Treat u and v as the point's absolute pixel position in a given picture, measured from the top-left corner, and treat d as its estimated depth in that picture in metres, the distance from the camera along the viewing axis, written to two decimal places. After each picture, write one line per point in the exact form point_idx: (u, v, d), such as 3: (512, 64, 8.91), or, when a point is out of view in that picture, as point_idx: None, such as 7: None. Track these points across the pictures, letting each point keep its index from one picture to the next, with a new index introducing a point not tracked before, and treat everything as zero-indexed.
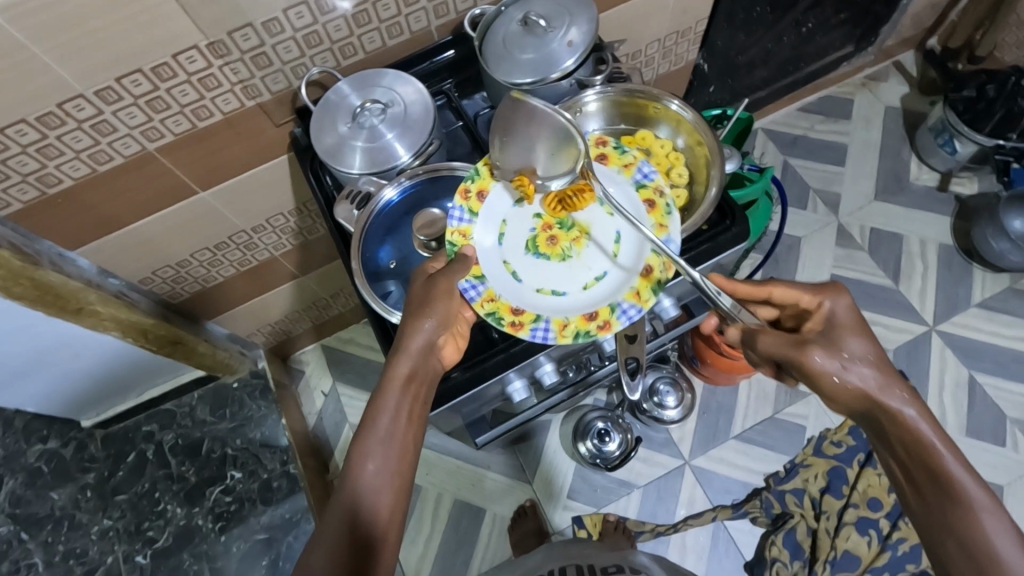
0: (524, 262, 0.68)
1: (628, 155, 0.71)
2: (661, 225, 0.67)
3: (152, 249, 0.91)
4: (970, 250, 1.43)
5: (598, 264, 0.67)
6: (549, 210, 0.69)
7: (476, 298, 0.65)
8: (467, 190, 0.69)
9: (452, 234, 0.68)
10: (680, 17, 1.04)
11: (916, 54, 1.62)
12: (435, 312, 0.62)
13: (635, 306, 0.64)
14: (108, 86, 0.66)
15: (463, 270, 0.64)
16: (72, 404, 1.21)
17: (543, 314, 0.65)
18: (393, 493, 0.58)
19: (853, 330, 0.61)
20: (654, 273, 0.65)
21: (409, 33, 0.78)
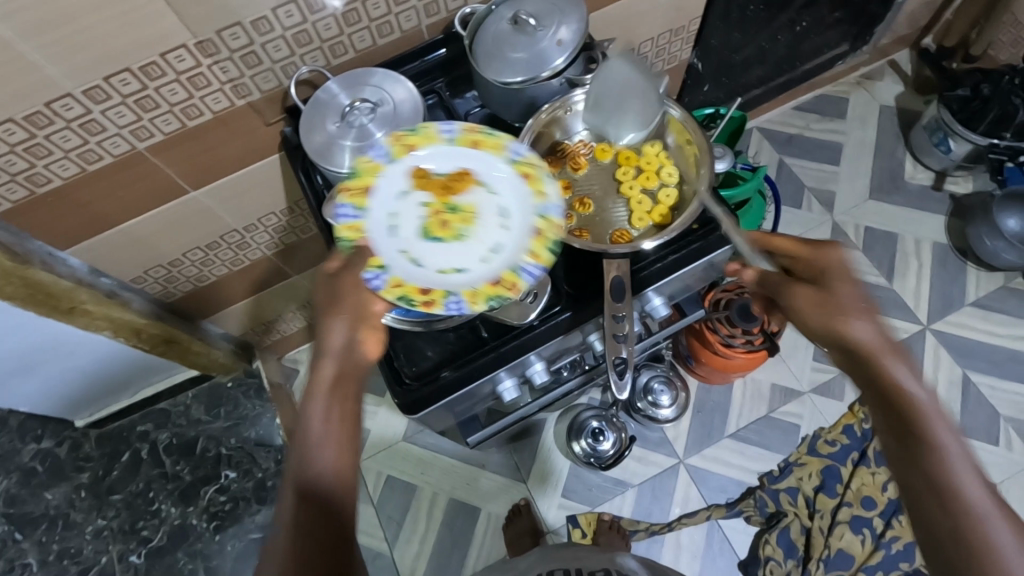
0: (420, 247, 0.65)
1: (493, 136, 0.67)
2: (540, 194, 0.66)
3: (144, 248, 0.91)
4: (964, 249, 1.44)
5: (492, 237, 0.65)
6: (435, 196, 0.66)
7: (382, 286, 0.63)
8: (348, 187, 0.65)
9: (341, 229, 0.64)
10: (673, 16, 1.04)
11: (912, 52, 1.62)
12: (344, 309, 0.60)
13: (538, 266, 0.64)
14: (97, 85, 0.66)
15: (361, 261, 0.62)
16: (66, 403, 1.20)
17: (452, 290, 0.64)
18: (336, 501, 0.53)
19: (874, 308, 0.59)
20: (546, 235, 0.65)
21: (400, 32, 0.78)
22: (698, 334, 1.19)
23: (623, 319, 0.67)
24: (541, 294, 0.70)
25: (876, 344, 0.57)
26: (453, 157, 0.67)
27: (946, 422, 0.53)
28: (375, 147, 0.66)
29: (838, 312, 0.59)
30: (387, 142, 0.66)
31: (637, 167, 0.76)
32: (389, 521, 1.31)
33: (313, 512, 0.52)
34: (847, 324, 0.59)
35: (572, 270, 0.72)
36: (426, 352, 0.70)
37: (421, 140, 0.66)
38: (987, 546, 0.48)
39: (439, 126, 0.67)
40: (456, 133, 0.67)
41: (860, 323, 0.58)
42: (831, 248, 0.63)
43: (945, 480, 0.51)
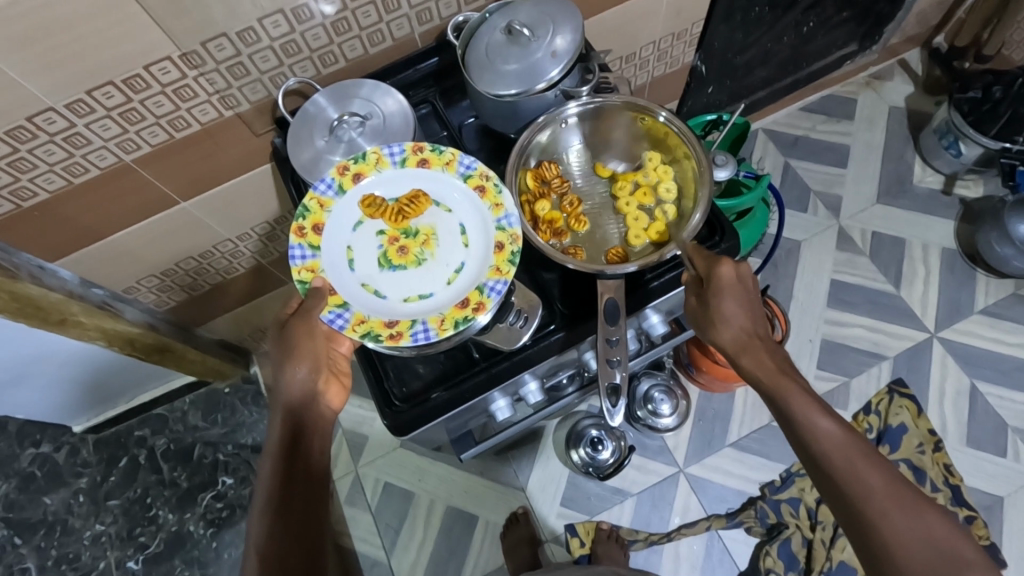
0: (383, 277, 0.65)
1: (446, 152, 0.68)
2: (496, 205, 0.66)
3: (135, 259, 0.89)
4: (974, 255, 1.41)
5: (453, 258, 0.66)
6: (390, 223, 0.67)
7: (345, 326, 0.62)
8: (301, 227, 0.65)
9: (300, 272, 0.64)
10: (675, 19, 1.01)
11: (922, 52, 1.58)
12: (304, 355, 0.64)
13: (501, 281, 0.63)
14: (79, 99, 0.64)
15: (319, 303, 0.62)
16: (63, 410, 1.20)
17: (417, 318, 0.62)
18: (300, 538, 0.58)
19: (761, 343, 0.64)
20: (506, 247, 0.64)
21: (391, 40, 0.76)
22: (699, 343, 1.18)
23: (617, 341, 0.65)
24: (533, 318, 0.66)
25: (744, 346, 0.64)
26: (403, 181, 0.68)
27: (815, 410, 0.60)
28: (325, 183, 0.67)
29: (711, 323, 0.64)
30: (336, 177, 0.67)
31: (635, 181, 0.75)
32: (386, 528, 1.30)
33: (281, 554, 0.56)
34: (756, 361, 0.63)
35: (567, 288, 0.71)
36: (417, 370, 0.69)
37: (371, 167, 0.67)
38: (880, 523, 0.55)
39: (384, 149, 0.68)
40: (403, 156, 0.68)
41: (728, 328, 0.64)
42: (715, 264, 0.63)
43: (826, 465, 0.58)
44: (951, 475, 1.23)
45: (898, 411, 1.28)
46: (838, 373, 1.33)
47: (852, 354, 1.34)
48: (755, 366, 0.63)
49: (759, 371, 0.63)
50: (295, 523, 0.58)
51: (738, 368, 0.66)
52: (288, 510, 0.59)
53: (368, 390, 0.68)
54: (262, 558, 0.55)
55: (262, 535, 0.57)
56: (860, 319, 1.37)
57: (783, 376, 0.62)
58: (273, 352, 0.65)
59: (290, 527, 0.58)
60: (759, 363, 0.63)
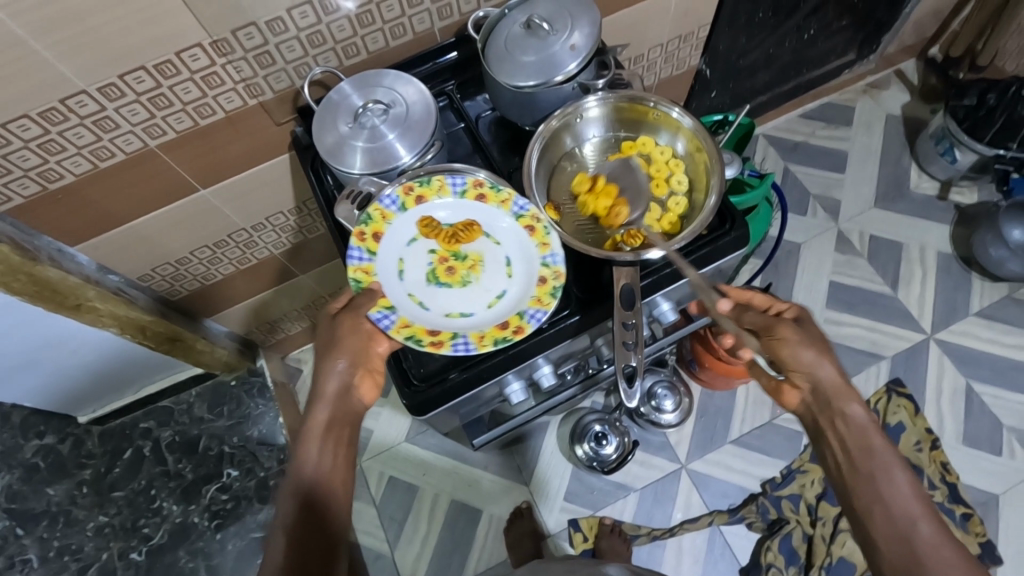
0: (430, 292, 0.69)
1: (503, 192, 0.70)
2: (543, 244, 0.69)
3: (153, 246, 0.91)
4: (969, 258, 1.44)
5: (496, 285, 0.69)
6: (443, 246, 0.70)
7: (390, 327, 0.66)
8: (362, 232, 0.68)
9: (354, 271, 0.68)
10: (681, 23, 1.04)
11: (918, 62, 1.62)
12: (345, 352, 0.67)
13: (540, 311, 0.67)
14: (111, 83, 0.66)
15: (369, 302, 0.66)
16: (70, 399, 1.20)
17: (458, 332, 0.67)
18: (322, 524, 0.61)
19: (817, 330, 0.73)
20: (547, 282, 0.67)
21: (412, 34, 0.79)
22: (702, 339, 1.20)
23: (633, 326, 0.67)
24: (554, 297, 0.69)
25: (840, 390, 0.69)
26: (459, 210, 0.71)
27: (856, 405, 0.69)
28: (389, 199, 0.70)
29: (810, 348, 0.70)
30: (400, 194, 0.70)
31: (647, 174, 0.75)
32: (390, 521, 1.31)
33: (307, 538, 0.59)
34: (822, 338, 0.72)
35: (582, 275, 0.73)
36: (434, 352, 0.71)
37: (432, 193, 0.71)
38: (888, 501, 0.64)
39: (449, 178, 0.71)
40: (463, 187, 0.71)
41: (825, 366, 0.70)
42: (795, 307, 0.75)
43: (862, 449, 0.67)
44: (948, 473, 1.26)
45: (896, 410, 1.30)
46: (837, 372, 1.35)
47: (850, 353, 1.36)
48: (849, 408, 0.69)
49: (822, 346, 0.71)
50: (321, 516, 0.61)
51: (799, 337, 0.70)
52: (315, 499, 0.62)
53: (388, 371, 0.70)
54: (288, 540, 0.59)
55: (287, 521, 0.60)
56: (859, 319, 1.39)
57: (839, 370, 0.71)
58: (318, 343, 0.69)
59: (317, 514, 0.61)
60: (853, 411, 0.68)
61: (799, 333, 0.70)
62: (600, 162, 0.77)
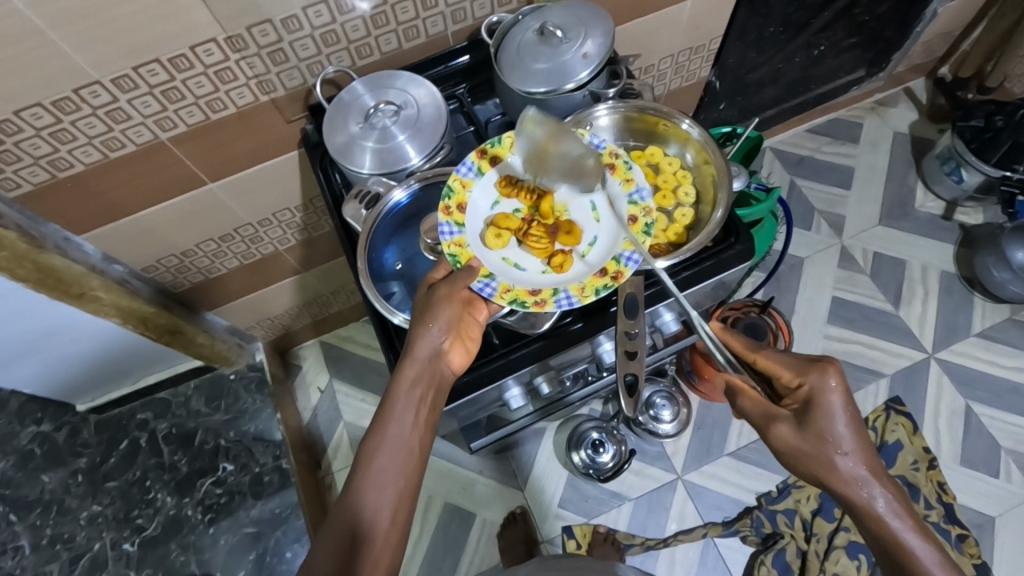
0: (521, 253, 0.68)
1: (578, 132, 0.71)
2: (627, 180, 0.70)
3: (159, 238, 0.91)
4: (971, 279, 1.44)
5: (587, 232, 0.69)
6: (527, 202, 0.70)
7: (494, 293, 0.64)
8: (448, 207, 0.69)
9: (449, 246, 0.67)
10: (693, 34, 1.05)
11: (926, 81, 1.63)
12: (439, 318, 0.61)
13: (636, 252, 0.65)
14: (124, 74, 0.66)
15: (469, 275, 0.64)
16: (69, 387, 1.21)
17: (559, 287, 0.65)
18: (395, 497, 0.59)
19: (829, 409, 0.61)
20: (639, 220, 0.67)
21: (426, 36, 0.79)
22: (703, 350, 1.20)
23: (637, 335, 0.66)
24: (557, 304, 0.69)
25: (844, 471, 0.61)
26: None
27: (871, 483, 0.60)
28: (466, 166, 0.71)
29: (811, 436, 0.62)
30: (474, 160, 0.71)
31: (654, 184, 0.74)
32: None
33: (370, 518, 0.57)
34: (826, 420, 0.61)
35: None
36: None
37: (507, 151, 0.72)
38: None
39: (518, 134, 0.72)
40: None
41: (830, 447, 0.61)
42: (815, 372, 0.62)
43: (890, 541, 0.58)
44: (944, 493, 1.25)
45: (894, 428, 1.30)
46: None
47: (850, 370, 1.36)
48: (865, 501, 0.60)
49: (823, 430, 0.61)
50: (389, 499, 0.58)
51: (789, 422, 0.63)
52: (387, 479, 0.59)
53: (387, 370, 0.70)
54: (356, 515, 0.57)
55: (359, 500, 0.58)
56: (859, 335, 1.39)
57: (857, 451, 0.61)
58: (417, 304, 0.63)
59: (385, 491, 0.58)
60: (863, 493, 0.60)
61: (797, 427, 0.62)
62: None
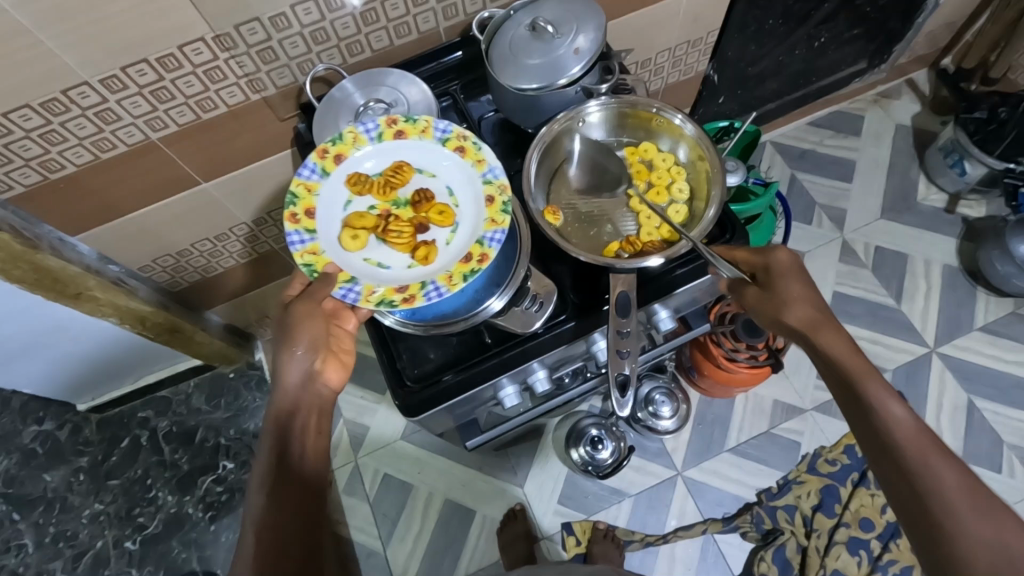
0: (383, 251, 0.65)
1: (419, 121, 0.69)
2: (478, 161, 0.68)
3: (154, 238, 0.91)
4: (975, 273, 1.42)
5: (445, 220, 0.66)
6: (380, 197, 0.67)
7: (358, 299, 0.61)
8: (294, 214, 0.65)
9: (302, 256, 0.63)
10: (690, 28, 1.04)
11: (930, 72, 1.61)
12: (302, 338, 0.65)
13: (498, 230, 0.64)
14: (113, 75, 0.66)
15: (329, 283, 0.62)
16: (69, 386, 1.21)
17: (427, 279, 0.63)
18: (296, 512, 0.57)
19: (793, 277, 0.65)
20: (496, 199, 0.65)
21: (417, 33, 0.78)
22: (702, 346, 1.19)
23: (628, 333, 0.67)
24: (547, 304, 0.69)
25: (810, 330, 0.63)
26: (383, 155, 0.69)
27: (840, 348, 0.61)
28: (309, 168, 0.67)
29: (778, 303, 0.64)
30: (317, 161, 0.67)
31: (648, 180, 0.75)
32: (383, 518, 1.31)
33: (279, 532, 0.55)
34: (795, 288, 0.64)
35: (580, 281, 0.72)
36: (428, 354, 0.71)
37: (349, 147, 0.69)
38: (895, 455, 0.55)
39: (360, 127, 0.69)
40: (378, 131, 0.69)
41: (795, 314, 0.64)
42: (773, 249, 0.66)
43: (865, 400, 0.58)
44: None
45: None
46: None
47: None
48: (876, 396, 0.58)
49: (796, 297, 0.64)
50: (289, 513, 0.57)
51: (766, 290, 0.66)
52: (284, 499, 0.57)
53: (381, 369, 0.70)
54: (260, 537, 0.55)
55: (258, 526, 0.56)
56: (860, 330, 1.38)
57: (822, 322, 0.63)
58: (274, 342, 0.66)
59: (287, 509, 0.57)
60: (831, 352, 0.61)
61: (767, 295, 0.65)
62: None
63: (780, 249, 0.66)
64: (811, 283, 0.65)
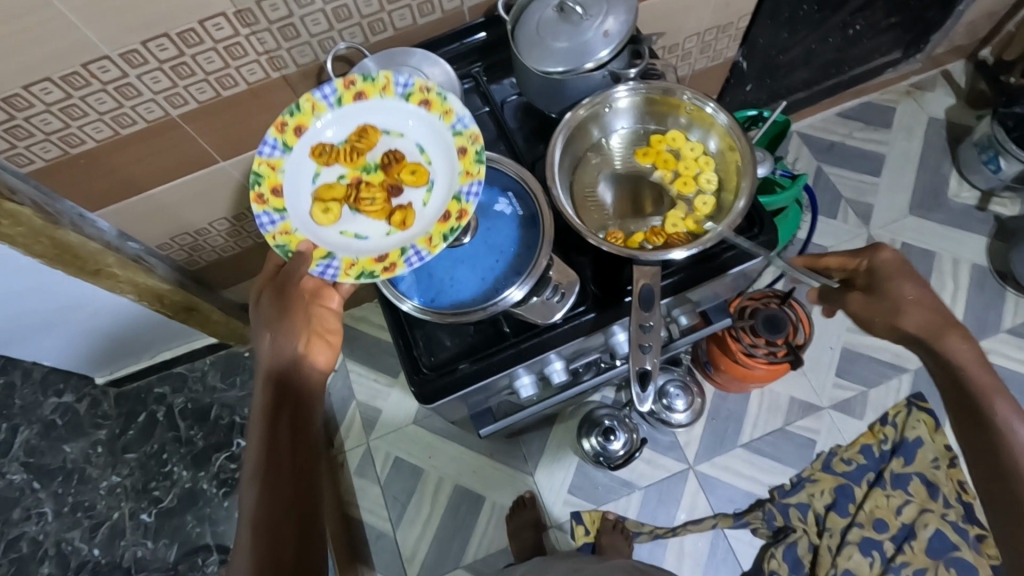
0: (358, 220, 0.66)
1: (378, 79, 0.68)
2: (446, 113, 0.68)
3: (173, 215, 0.91)
4: (1004, 273, 1.38)
5: (419, 180, 0.66)
6: (347, 164, 0.67)
7: (337, 274, 0.63)
8: (261, 195, 0.65)
9: (276, 238, 0.64)
10: (721, 12, 1.00)
11: (967, 64, 1.55)
12: (287, 325, 0.65)
13: (474, 183, 0.64)
14: (134, 49, 0.65)
15: (304, 263, 0.63)
16: (89, 361, 1.23)
17: (407, 245, 0.63)
18: (293, 498, 0.61)
19: (899, 275, 0.74)
20: (469, 150, 0.66)
21: (441, 12, 0.76)
22: (720, 341, 1.17)
23: (651, 327, 0.64)
24: (570, 295, 0.67)
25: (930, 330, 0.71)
26: (344, 121, 0.69)
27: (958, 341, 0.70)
28: (269, 145, 0.67)
29: (889, 306, 0.73)
30: (278, 135, 0.67)
31: (675, 170, 0.72)
32: (394, 501, 1.32)
33: (273, 516, 0.59)
34: (910, 287, 0.73)
35: (600, 270, 0.71)
36: (443, 341, 0.70)
37: (309, 117, 0.68)
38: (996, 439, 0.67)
39: (317, 94, 0.68)
40: (337, 95, 0.69)
41: (910, 315, 0.72)
42: (878, 250, 0.75)
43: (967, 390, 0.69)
44: (964, 492, 1.22)
45: (914, 425, 1.27)
46: (857, 382, 1.31)
47: (873, 364, 1.32)
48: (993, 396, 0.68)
49: (915, 296, 0.72)
50: (287, 497, 0.60)
51: (880, 291, 0.74)
52: (276, 479, 0.61)
53: (397, 354, 0.70)
54: (258, 521, 0.59)
55: (253, 505, 0.59)
56: None
57: (946, 325, 0.71)
58: (256, 327, 0.66)
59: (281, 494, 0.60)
60: (950, 346, 0.70)
61: (868, 295, 0.75)
62: (628, 154, 0.75)
63: (885, 249, 0.75)
64: (920, 280, 0.73)
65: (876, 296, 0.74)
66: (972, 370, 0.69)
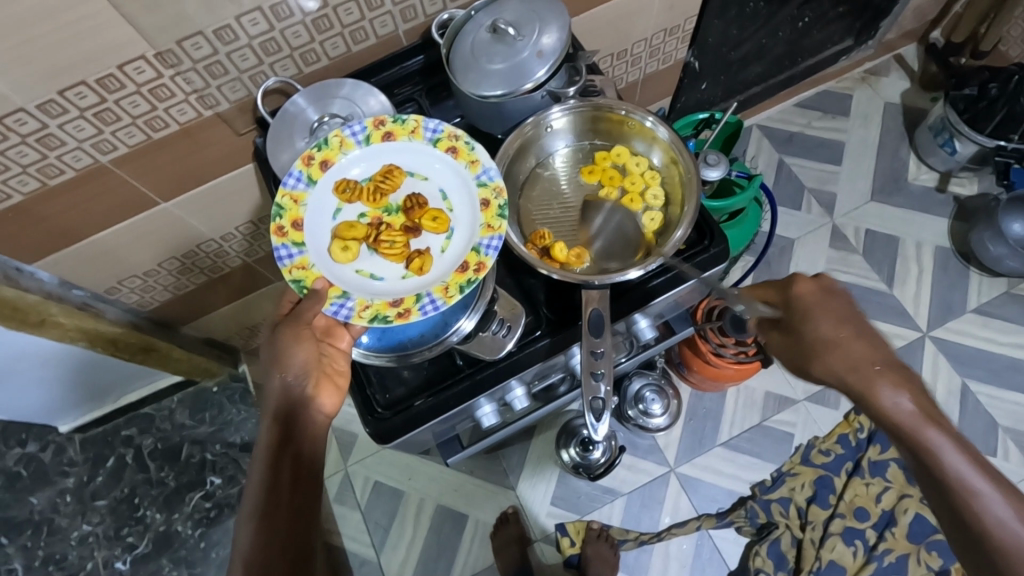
0: (375, 261, 0.63)
1: (409, 122, 0.67)
2: (472, 162, 0.65)
3: (117, 260, 0.88)
4: (967, 254, 1.40)
5: (443, 226, 0.64)
6: (370, 204, 0.65)
7: (351, 314, 0.59)
8: (280, 227, 0.62)
9: (292, 272, 0.61)
10: (667, 15, 1.00)
11: (918, 47, 1.56)
12: (290, 363, 0.61)
13: (495, 237, 0.61)
14: (50, 99, 0.62)
15: (317, 303, 0.59)
16: (48, 410, 1.19)
17: (423, 291, 0.60)
18: (285, 543, 0.56)
19: (819, 310, 0.62)
20: (492, 203, 0.63)
21: (375, 37, 0.74)
22: (690, 343, 1.18)
23: (602, 354, 0.63)
24: (516, 327, 0.66)
25: (850, 378, 0.59)
26: (371, 158, 0.67)
27: (891, 386, 0.58)
28: (294, 177, 0.65)
29: (805, 349, 0.62)
30: (303, 168, 0.65)
31: (621, 187, 0.71)
32: (376, 526, 1.30)
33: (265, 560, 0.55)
34: (824, 326, 0.61)
35: (554, 294, 0.70)
36: (401, 376, 0.68)
37: (336, 152, 0.66)
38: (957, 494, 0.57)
39: (346, 130, 0.67)
40: (366, 133, 0.67)
41: (831, 356, 0.60)
42: (793, 284, 0.64)
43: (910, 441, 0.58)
44: None
45: None
46: None
47: None
48: (934, 441, 0.57)
49: (835, 335, 0.60)
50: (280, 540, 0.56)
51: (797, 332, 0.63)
52: (272, 521, 0.57)
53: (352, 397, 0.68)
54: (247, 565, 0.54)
55: (248, 543, 0.56)
56: None
57: (873, 371, 0.58)
58: (263, 362, 0.63)
59: (275, 536, 0.56)
60: (885, 393, 0.58)
61: (787, 334, 0.64)
62: (572, 173, 0.74)
63: (801, 280, 0.64)
64: (843, 316, 0.61)
65: (793, 336, 0.63)
66: (907, 416, 0.58)
